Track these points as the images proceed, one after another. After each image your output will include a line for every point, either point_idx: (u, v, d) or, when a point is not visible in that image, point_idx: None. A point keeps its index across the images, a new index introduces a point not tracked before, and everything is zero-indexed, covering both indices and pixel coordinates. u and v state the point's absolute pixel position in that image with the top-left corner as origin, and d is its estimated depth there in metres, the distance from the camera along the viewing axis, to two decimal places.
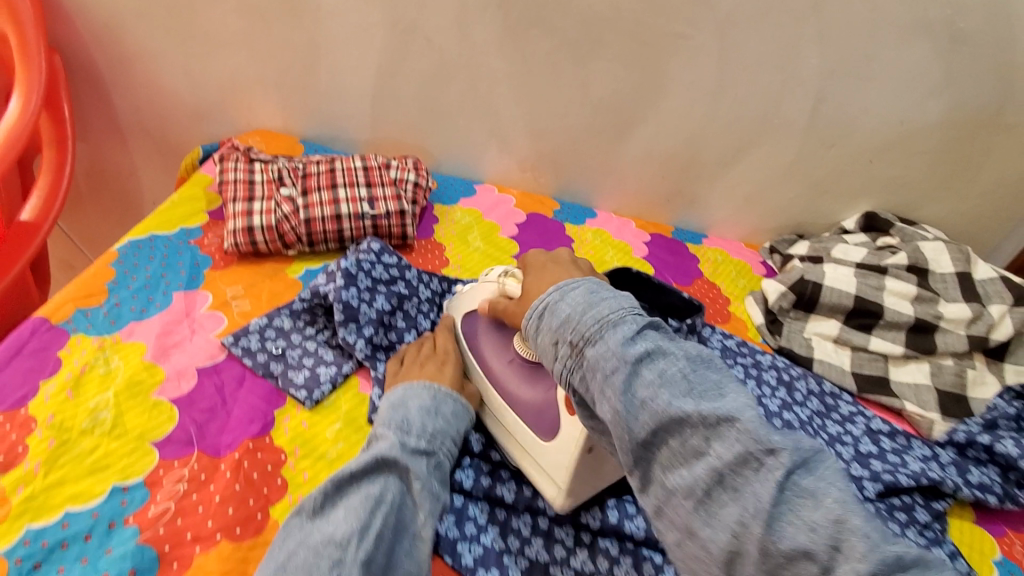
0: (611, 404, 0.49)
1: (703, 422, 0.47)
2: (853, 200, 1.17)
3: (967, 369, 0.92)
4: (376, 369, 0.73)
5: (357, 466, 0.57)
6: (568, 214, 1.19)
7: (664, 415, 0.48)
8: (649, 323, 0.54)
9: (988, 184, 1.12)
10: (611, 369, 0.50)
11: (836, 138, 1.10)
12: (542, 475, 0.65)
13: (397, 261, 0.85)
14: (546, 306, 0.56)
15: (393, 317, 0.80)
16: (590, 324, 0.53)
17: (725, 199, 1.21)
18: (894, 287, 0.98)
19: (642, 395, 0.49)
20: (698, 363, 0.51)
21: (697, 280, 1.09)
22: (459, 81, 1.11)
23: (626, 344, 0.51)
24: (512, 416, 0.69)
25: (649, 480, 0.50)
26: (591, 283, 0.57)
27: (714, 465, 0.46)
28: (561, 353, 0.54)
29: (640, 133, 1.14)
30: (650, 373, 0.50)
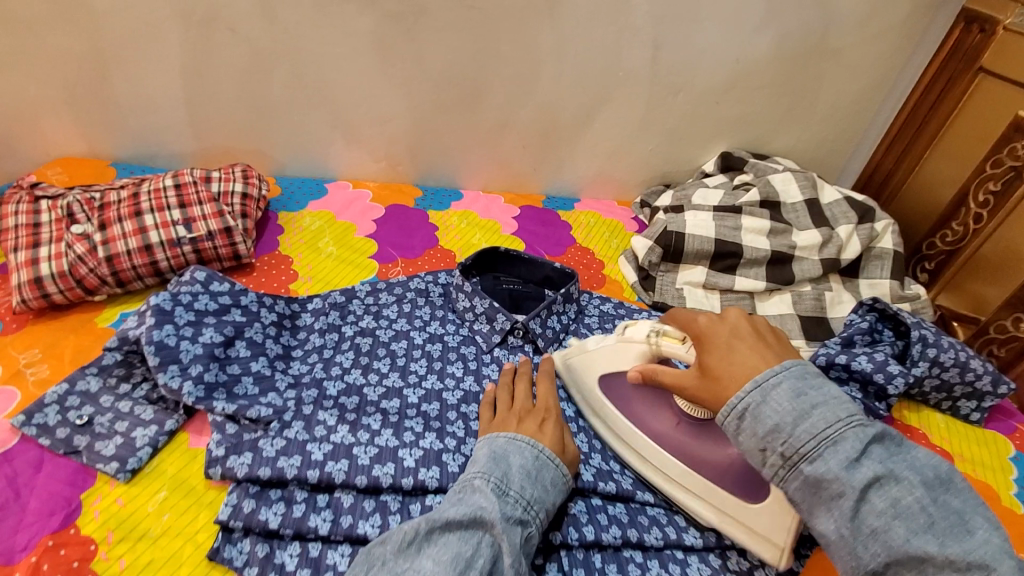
0: (836, 524, 0.49)
1: (952, 564, 0.45)
2: (709, 144, 1.19)
3: (824, 292, 0.97)
4: (214, 409, 0.65)
5: (454, 517, 0.52)
6: (431, 200, 1.12)
7: (903, 552, 0.46)
8: (876, 435, 0.50)
9: (826, 109, 1.16)
10: (838, 494, 0.48)
11: (680, 84, 1.10)
12: (754, 540, 0.62)
13: (229, 287, 0.75)
14: (748, 410, 0.52)
15: (231, 348, 0.70)
16: (805, 439, 0.50)
17: (590, 159, 1.19)
18: (751, 224, 1.00)
19: (873, 524, 0.47)
20: (936, 488, 0.48)
21: (570, 248, 1.07)
22: (280, 72, 1.00)
23: (852, 471, 0.48)
24: (696, 477, 0.66)
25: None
26: (792, 377, 0.52)
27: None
28: (769, 461, 0.51)
29: (490, 104, 1.09)
30: (881, 502, 0.48)
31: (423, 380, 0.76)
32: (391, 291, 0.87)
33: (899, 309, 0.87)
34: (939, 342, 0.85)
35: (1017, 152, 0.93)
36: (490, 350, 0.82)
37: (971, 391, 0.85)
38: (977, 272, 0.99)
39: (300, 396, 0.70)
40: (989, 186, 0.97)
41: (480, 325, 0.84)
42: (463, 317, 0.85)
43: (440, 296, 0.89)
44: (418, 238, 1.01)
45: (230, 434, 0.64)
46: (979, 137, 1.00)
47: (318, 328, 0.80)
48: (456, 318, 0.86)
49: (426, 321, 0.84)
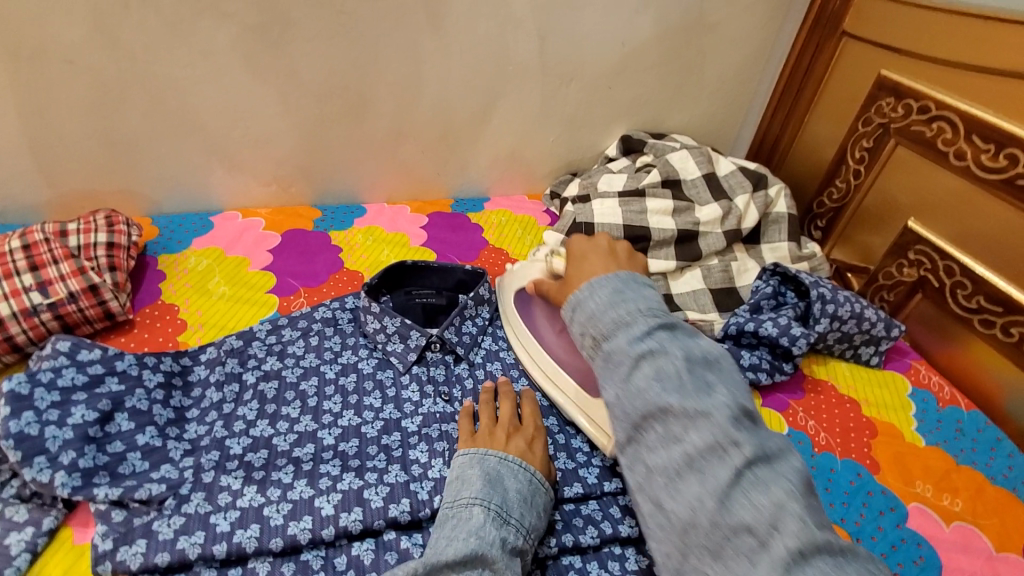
0: (613, 388, 0.54)
1: (686, 413, 0.49)
2: (608, 128, 1.20)
3: (730, 262, 1.01)
4: (96, 498, 0.58)
5: (451, 558, 0.51)
6: (332, 220, 1.06)
7: (655, 405, 0.51)
8: (665, 321, 0.56)
9: (713, 83, 1.19)
10: (617, 362, 0.54)
11: (571, 72, 1.09)
12: (594, 426, 0.71)
13: (100, 353, 0.67)
14: (579, 303, 0.61)
15: (109, 424, 0.63)
16: (608, 322, 0.57)
17: (492, 156, 1.17)
18: (655, 206, 1.01)
19: (638, 385, 0.52)
20: (697, 364, 0.53)
21: (483, 250, 1.04)
22: (138, 103, 0.91)
23: (635, 342, 0.54)
24: (583, 394, 0.74)
25: (634, 458, 0.53)
26: (617, 281, 0.61)
27: (683, 451, 0.49)
28: (585, 344, 0.59)
29: (380, 112, 1.03)
30: (648, 368, 0.52)
31: (339, 418, 0.71)
32: (294, 325, 0.81)
33: (798, 270, 0.92)
34: (836, 298, 0.89)
35: (882, 110, 0.99)
36: (409, 371, 0.78)
37: (869, 338, 0.91)
38: (861, 224, 1.05)
39: (199, 462, 0.64)
40: (863, 144, 1.03)
41: (393, 345, 0.79)
42: (377, 342, 0.80)
43: (350, 323, 0.84)
44: (320, 263, 0.95)
45: (119, 523, 0.58)
46: (849, 97, 1.06)
47: (214, 381, 0.73)
48: (370, 343, 0.81)
49: (337, 352, 0.79)
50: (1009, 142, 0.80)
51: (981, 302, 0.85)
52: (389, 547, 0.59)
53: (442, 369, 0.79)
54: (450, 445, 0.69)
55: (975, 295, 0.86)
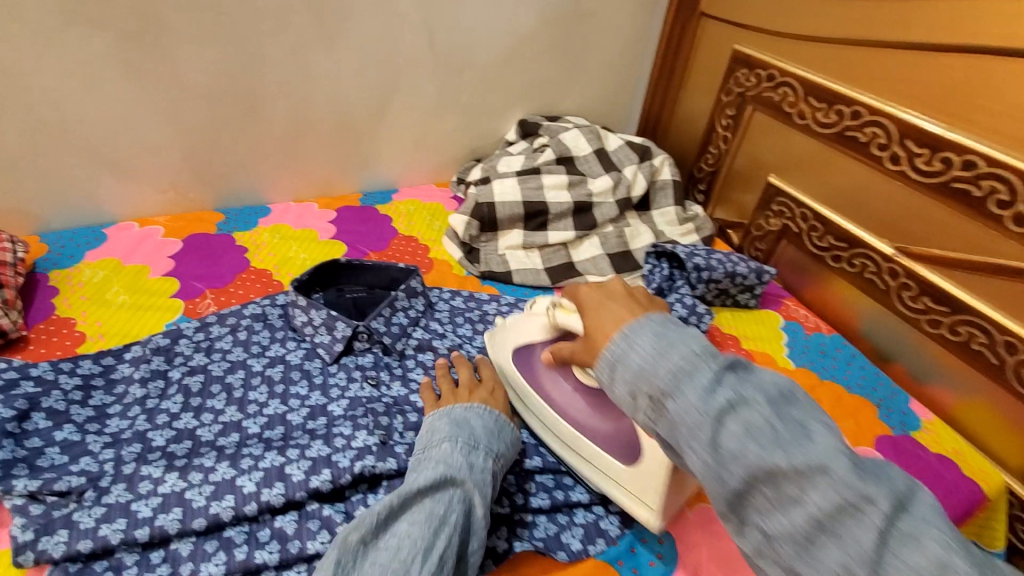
0: (699, 456, 0.44)
1: (807, 463, 0.40)
2: (505, 114, 1.26)
3: (624, 228, 1.10)
4: (13, 490, 0.59)
5: (425, 483, 0.56)
6: (236, 222, 1.06)
7: (759, 463, 0.41)
8: (726, 362, 0.46)
9: (597, 66, 1.28)
10: (694, 425, 0.44)
11: (462, 62, 1.14)
12: (632, 501, 0.65)
13: (11, 363, 0.69)
14: (619, 359, 0.49)
15: (26, 422, 0.65)
16: (666, 375, 0.46)
17: (395, 148, 1.20)
18: (551, 182, 1.09)
19: (731, 448, 0.42)
20: (780, 403, 0.43)
21: (393, 240, 1.07)
22: (9, 115, 0.87)
23: (709, 395, 0.44)
24: (587, 445, 0.69)
25: (740, 522, 0.44)
26: (654, 323, 0.50)
27: (812, 513, 0.40)
28: (642, 405, 0.48)
29: (275, 110, 1.04)
30: (735, 426, 0.43)
31: (265, 407, 0.73)
32: (223, 322, 0.83)
33: (673, 246, 1.00)
34: (710, 263, 0.98)
35: (739, 81, 1.11)
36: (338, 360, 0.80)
37: (744, 287, 1.01)
38: (736, 184, 1.17)
39: (120, 454, 0.65)
40: (727, 112, 1.15)
41: (321, 336, 0.81)
42: (306, 335, 0.82)
43: (279, 318, 0.85)
44: (227, 265, 0.95)
45: (37, 515, 0.59)
46: (712, 71, 1.18)
47: (138, 377, 0.73)
48: (299, 338, 0.83)
49: (262, 348, 0.81)
50: (836, 99, 0.92)
51: (830, 241, 0.98)
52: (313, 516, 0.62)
53: (370, 357, 0.82)
54: (376, 420, 0.71)
55: (825, 236, 0.99)
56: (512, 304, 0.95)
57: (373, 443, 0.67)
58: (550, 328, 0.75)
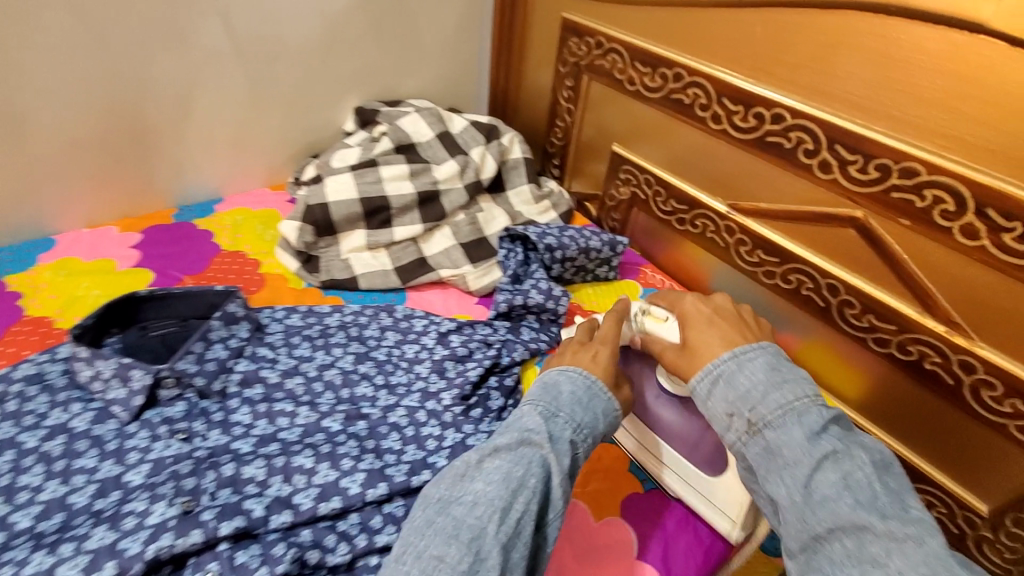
0: (789, 490, 0.55)
1: (889, 533, 0.50)
2: (337, 103, 1.15)
3: (476, 215, 1.04)
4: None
5: (504, 444, 0.58)
6: (7, 263, 0.87)
7: (847, 520, 0.51)
8: (832, 416, 0.59)
9: (433, 45, 1.20)
10: (792, 460, 0.56)
11: (272, 50, 1.02)
12: (711, 510, 0.66)
13: None
14: (723, 376, 0.63)
15: None
16: (770, 406, 0.59)
17: (211, 153, 1.05)
18: (391, 173, 1.00)
19: (823, 494, 0.54)
20: (880, 470, 0.56)
21: (215, 258, 0.94)
22: None
23: (811, 442, 0.56)
24: (667, 451, 0.70)
25: (809, 566, 0.52)
26: (768, 355, 0.64)
27: (889, 575, 0.48)
28: (735, 425, 0.60)
29: (36, 122, 0.86)
30: (834, 474, 0.54)
31: (39, 492, 0.60)
32: None
33: (525, 228, 0.96)
34: (562, 241, 0.96)
35: (572, 50, 1.08)
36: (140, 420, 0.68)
37: (600, 261, 0.99)
38: (587, 155, 1.16)
39: None
40: (566, 84, 1.12)
41: (115, 392, 0.68)
42: (95, 394, 0.68)
43: (62, 376, 0.71)
44: None
45: None
46: (547, 42, 1.15)
47: None
48: (86, 397, 0.69)
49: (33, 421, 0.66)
50: (658, 63, 0.92)
51: (674, 205, 0.99)
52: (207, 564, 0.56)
53: (181, 406, 0.70)
54: (178, 486, 0.61)
55: (668, 200, 1.00)
56: (359, 313, 0.86)
57: (172, 517, 0.58)
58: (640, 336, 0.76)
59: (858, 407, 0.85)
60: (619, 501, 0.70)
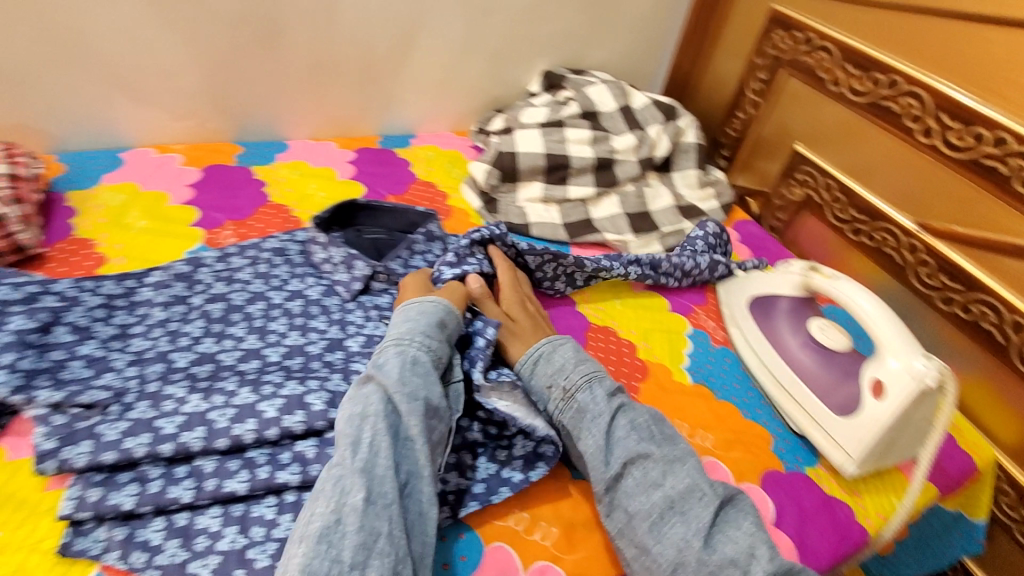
0: (593, 440, 0.64)
1: (663, 458, 0.63)
2: (529, 64, 1.22)
3: (644, 188, 1.09)
4: (36, 400, 0.60)
5: (354, 406, 0.59)
6: (254, 155, 1.04)
7: (635, 451, 0.63)
8: (616, 385, 0.71)
9: (627, 21, 1.24)
10: (596, 416, 0.66)
11: (489, 4, 1.10)
12: (828, 443, 0.75)
13: (34, 277, 0.69)
14: (541, 356, 0.73)
15: (49, 333, 0.66)
16: (579, 375, 0.70)
17: (416, 93, 1.17)
18: (574, 136, 1.07)
19: (619, 436, 0.65)
20: (659, 420, 0.68)
21: (412, 184, 1.06)
22: (25, 25, 0.84)
23: (607, 398, 0.68)
24: (800, 386, 0.80)
25: (613, 505, 0.62)
26: (573, 341, 0.75)
27: (664, 493, 0.60)
28: (553, 396, 0.70)
29: (297, 39, 1.00)
30: (623, 421, 0.66)
31: (285, 337, 0.74)
32: (243, 254, 0.82)
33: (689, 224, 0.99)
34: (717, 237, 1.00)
35: (776, 42, 1.08)
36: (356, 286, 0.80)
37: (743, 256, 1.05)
38: (760, 151, 1.16)
39: (144, 373, 0.66)
40: (759, 76, 1.13)
41: (340, 275, 0.82)
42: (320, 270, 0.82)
43: (299, 254, 0.85)
44: (245, 198, 0.94)
45: (60, 425, 0.60)
46: (748, 33, 1.16)
47: (161, 302, 0.74)
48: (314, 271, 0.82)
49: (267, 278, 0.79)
50: (874, 66, 0.91)
51: (853, 214, 0.98)
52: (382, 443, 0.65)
53: (388, 298, 0.83)
54: None
55: (847, 208, 0.98)
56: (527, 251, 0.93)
57: None
58: (801, 288, 0.86)
59: (1011, 453, 0.83)
60: (758, 471, 0.73)
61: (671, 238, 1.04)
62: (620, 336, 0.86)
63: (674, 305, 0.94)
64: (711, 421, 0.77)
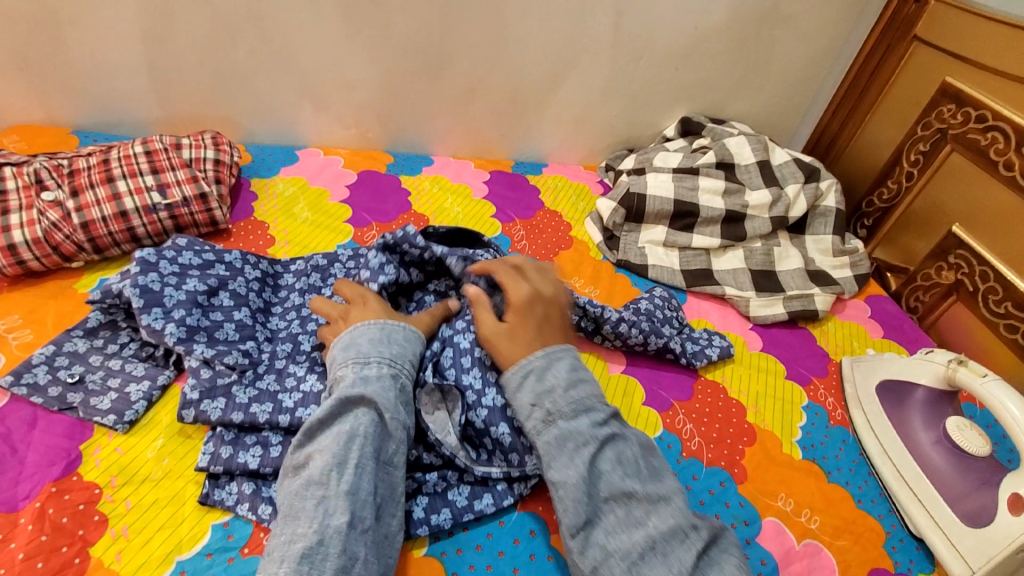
0: (575, 470, 0.57)
1: (648, 498, 0.57)
2: (669, 108, 1.23)
3: (773, 247, 1.06)
4: (193, 353, 0.67)
5: (323, 415, 0.58)
6: (403, 166, 1.15)
7: (620, 488, 0.57)
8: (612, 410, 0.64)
9: (779, 76, 1.21)
10: (582, 443, 0.59)
11: (641, 50, 1.12)
12: (949, 552, 0.68)
13: (212, 247, 0.79)
14: (533, 372, 0.64)
15: (214, 297, 0.74)
16: (567, 402, 0.62)
17: (555, 125, 1.22)
18: (707, 185, 1.06)
19: (603, 470, 0.58)
20: (644, 453, 0.62)
21: (539, 211, 1.11)
22: (245, 37, 0.99)
23: (594, 427, 0.61)
24: (925, 486, 0.74)
25: (585, 542, 0.56)
26: (571, 356, 0.67)
27: (645, 534, 0.54)
28: (535, 415, 0.62)
29: (457, 67, 1.09)
30: (610, 454, 0.60)
31: None
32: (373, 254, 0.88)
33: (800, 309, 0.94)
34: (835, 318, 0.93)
35: (943, 116, 1.02)
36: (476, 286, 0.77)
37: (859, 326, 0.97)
38: (908, 226, 1.08)
39: (276, 350, 0.73)
40: (919, 147, 1.06)
41: None
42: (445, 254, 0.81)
43: None
44: (391, 204, 1.03)
45: (205, 378, 0.66)
46: (912, 101, 1.09)
47: (299, 287, 0.82)
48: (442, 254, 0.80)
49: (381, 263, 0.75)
50: None
51: (1009, 308, 0.89)
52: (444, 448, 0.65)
53: None
54: None
55: (1005, 301, 0.90)
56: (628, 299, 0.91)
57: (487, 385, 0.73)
58: (943, 381, 0.78)
59: None
60: (864, 565, 0.67)
61: (796, 302, 0.99)
62: (729, 395, 0.84)
63: (791, 372, 0.90)
64: (818, 501, 0.73)
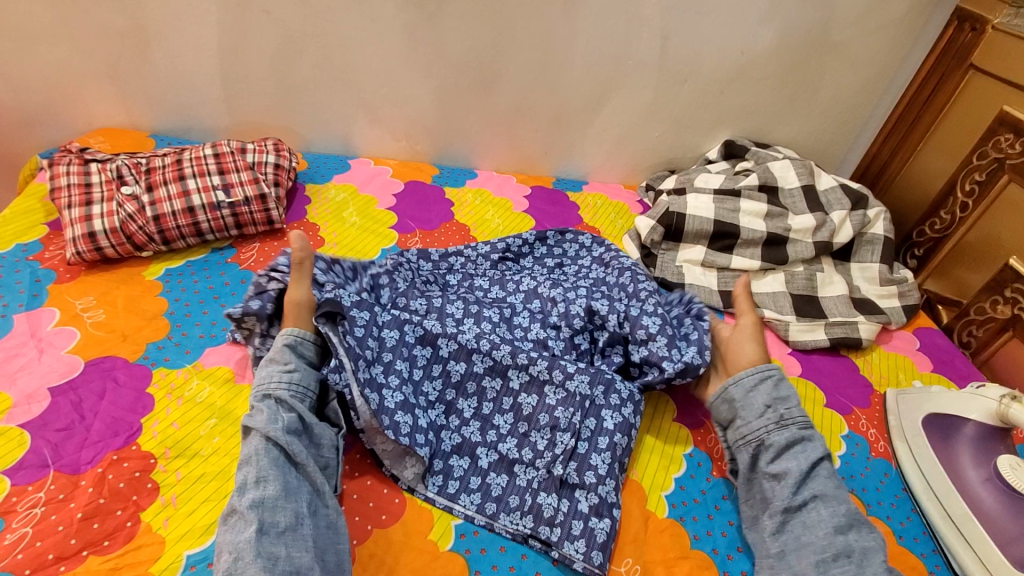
0: (797, 463, 0.67)
1: (856, 516, 0.64)
2: (713, 131, 1.23)
3: (816, 272, 1.04)
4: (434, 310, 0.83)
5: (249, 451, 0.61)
6: (446, 177, 1.19)
7: (831, 493, 0.65)
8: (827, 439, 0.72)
9: (827, 103, 1.20)
10: (812, 450, 0.68)
11: (686, 73, 1.14)
12: None
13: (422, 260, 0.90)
14: (772, 378, 0.74)
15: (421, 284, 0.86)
16: (798, 414, 0.71)
17: (597, 144, 1.24)
18: (748, 207, 1.06)
19: (819, 475, 0.67)
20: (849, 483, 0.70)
21: (577, 226, 1.13)
22: (310, 53, 1.07)
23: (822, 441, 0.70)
24: (975, 527, 0.70)
25: (783, 526, 0.64)
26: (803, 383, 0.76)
27: (845, 540, 0.61)
28: (767, 414, 0.71)
29: (505, 86, 1.13)
30: (826, 469, 0.68)
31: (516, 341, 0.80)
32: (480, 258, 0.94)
33: (833, 332, 0.96)
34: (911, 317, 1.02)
35: (1000, 146, 0.99)
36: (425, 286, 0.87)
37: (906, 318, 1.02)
38: (961, 259, 1.05)
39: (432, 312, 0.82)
40: (975, 177, 1.03)
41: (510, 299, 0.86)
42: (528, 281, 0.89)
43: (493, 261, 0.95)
44: (434, 214, 1.07)
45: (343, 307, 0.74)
46: (967, 130, 1.06)
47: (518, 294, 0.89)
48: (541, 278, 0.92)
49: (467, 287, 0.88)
50: None
51: None
52: (490, 450, 0.71)
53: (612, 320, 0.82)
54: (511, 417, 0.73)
55: None
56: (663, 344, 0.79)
57: (529, 437, 0.72)
58: (996, 417, 0.74)
59: None
60: None
61: (838, 329, 0.96)
62: None
63: (831, 401, 0.87)
64: None
